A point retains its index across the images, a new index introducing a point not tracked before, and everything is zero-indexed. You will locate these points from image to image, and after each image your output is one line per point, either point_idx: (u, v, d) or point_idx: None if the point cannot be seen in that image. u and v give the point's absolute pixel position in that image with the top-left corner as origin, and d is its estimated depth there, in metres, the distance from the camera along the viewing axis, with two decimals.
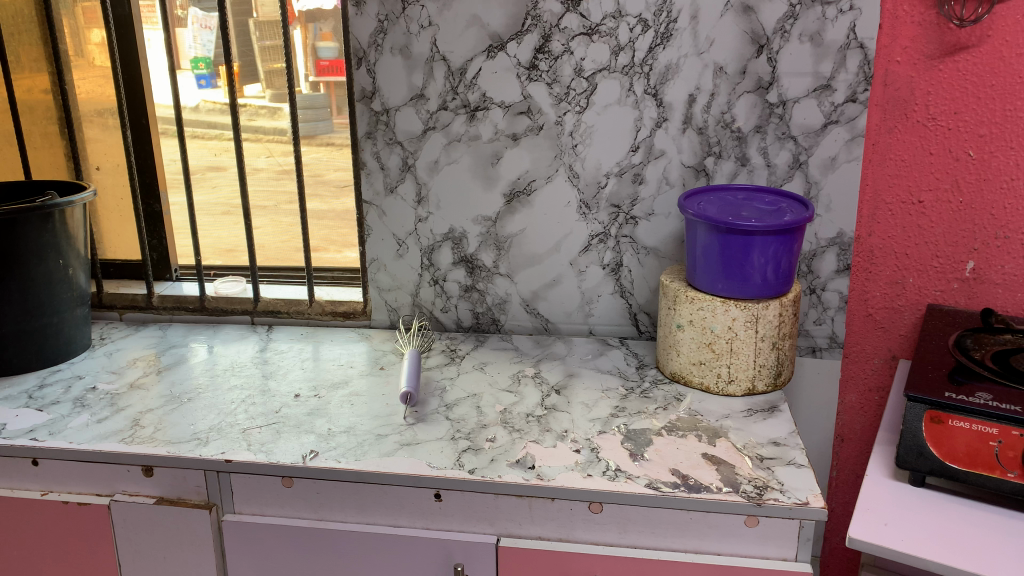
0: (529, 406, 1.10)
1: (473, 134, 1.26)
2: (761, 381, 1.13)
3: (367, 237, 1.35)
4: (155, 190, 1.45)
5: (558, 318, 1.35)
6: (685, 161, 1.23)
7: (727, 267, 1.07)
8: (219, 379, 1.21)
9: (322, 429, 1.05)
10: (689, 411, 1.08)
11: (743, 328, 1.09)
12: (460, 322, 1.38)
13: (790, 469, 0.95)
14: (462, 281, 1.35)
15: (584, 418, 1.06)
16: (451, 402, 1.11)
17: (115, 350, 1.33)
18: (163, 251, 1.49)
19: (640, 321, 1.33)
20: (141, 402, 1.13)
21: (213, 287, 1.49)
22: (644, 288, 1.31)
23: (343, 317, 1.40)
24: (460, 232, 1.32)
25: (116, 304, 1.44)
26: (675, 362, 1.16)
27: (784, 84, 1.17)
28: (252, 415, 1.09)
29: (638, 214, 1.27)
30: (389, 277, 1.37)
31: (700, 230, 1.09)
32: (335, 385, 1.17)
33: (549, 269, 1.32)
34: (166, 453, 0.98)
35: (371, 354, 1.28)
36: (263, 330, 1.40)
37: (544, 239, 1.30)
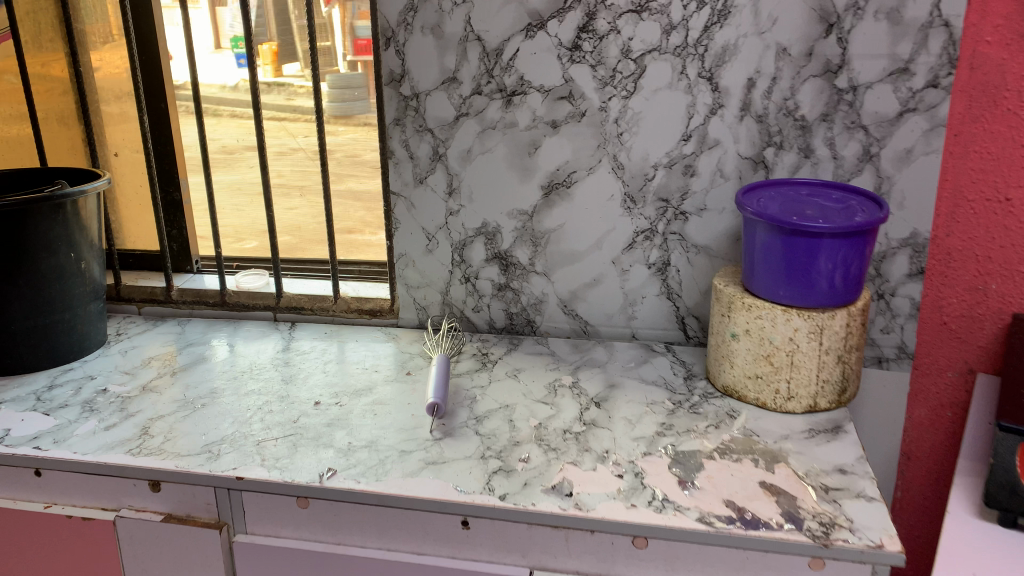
0: (566, 421, 1.00)
1: (510, 121, 1.16)
2: (824, 398, 1.02)
3: (395, 230, 1.26)
4: (174, 177, 1.37)
5: (598, 321, 1.25)
6: (743, 152, 1.12)
7: (790, 271, 0.97)
8: (236, 382, 1.13)
9: (342, 443, 0.96)
10: (744, 430, 0.98)
11: (806, 340, 0.98)
12: (493, 323, 1.29)
13: (860, 503, 0.85)
14: (496, 279, 1.26)
15: (627, 437, 0.97)
16: (482, 414, 1.02)
17: (131, 347, 1.27)
18: (183, 241, 1.42)
19: (688, 326, 1.23)
20: (153, 407, 1.06)
21: (235, 280, 1.41)
22: (694, 290, 1.20)
23: (369, 314, 1.31)
24: (494, 227, 1.23)
25: (135, 297, 1.38)
26: (728, 374, 1.06)
27: (855, 67, 1.05)
28: (268, 425, 1.01)
29: (688, 209, 1.17)
30: (418, 273, 1.28)
31: (759, 230, 0.99)
32: (358, 391, 1.09)
33: (590, 268, 1.22)
34: (174, 467, 0.91)
35: (397, 357, 1.20)
36: (286, 328, 1.32)
37: (585, 235, 1.20)
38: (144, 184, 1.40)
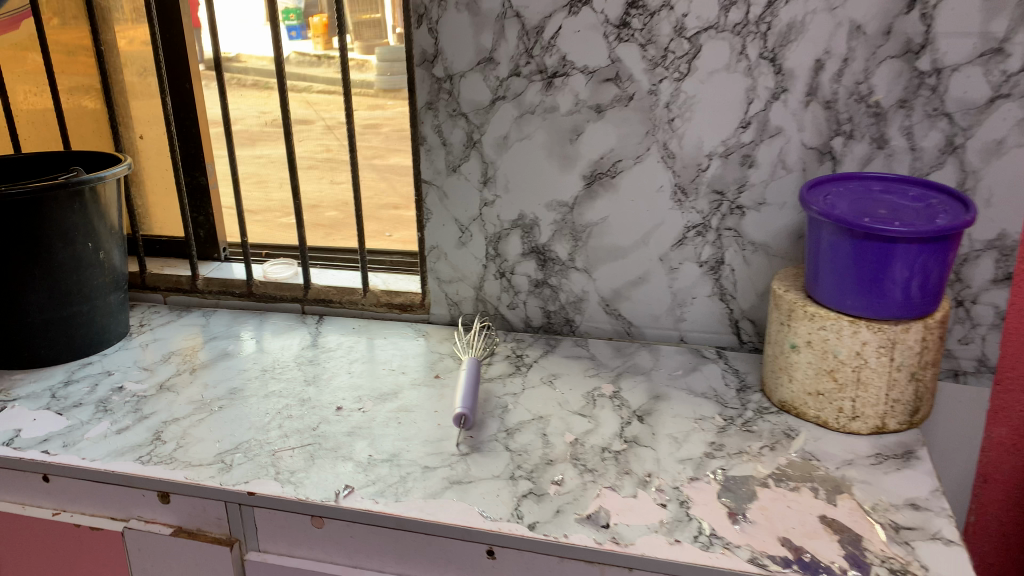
0: (605, 439, 0.92)
1: (550, 105, 1.07)
2: (893, 419, 0.92)
3: (427, 222, 1.18)
4: (199, 162, 1.32)
5: (643, 322, 1.16)
6: (807, 141, 1.02)
7: (860, 278, 0.86)
8: (257, 381, 1.07)
9: (362, 455, 0.90)
10: (802, 454, 0.89)
11: (875, 355, 0.88)
12: (530, 322, 1.20)
13: (936, 547, 0.75)
14: (533, 275, 1.17)
15: (671, 458, 0.89)
16: (513, 427, 0.94)
17: (153, 340, 1.22)
18: (211, 228, 1.37)
19: (742, 331, 1.13)
20: (169, 409, 1.01)
21: (263, 269, 1.35)
22: (749, 291, 1.10)
23: (400, 310, 1.24)
24: (531, 219, 1.14)
25: (160, 286, 1.33)
26: (786, 388, 0.96)
27: (940, 47, 0.93)
28: (285, 432, 0.95)
29: (746, 202, 1.06)
30: (451, 267, 1.20)
31: (825, 231, 0.88)
32: (384, 395, 1.02)
33: (635, 266, 1.13)
34: (184, 479, 0.86)
35: (427, 357, 1.12)
36: (314, 322, 1.26)
37: (630, 229, 1.11)
38: (169, 170, 1.34)
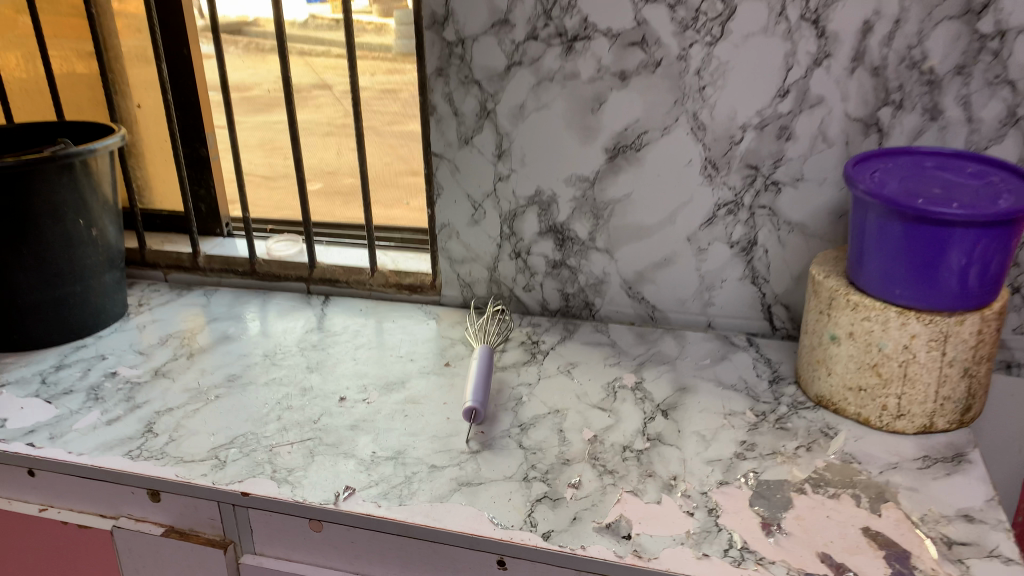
0: (627, 437, 0.85)
1: (570, 72, 0.99)
2: (942, 418, 0.84)
3: (438, 197, 1.11)
4: (200, 133, 1.24)
5: (668, 306, 1.09)
6: (852, 112, 0.93)
7: (910, 266, 0.78)
8: (256, 367, 1.01)
9: (365, 452, 0.84)
10: (842, 455, 0.82)
11: (925, 349, 0.80)
12: (547, 305, 1.13)
13: (994, 566, 0.68)
14: (551, 256, 1.10)
15: (698, 459, 0.82)
16: (528, 422, 0.88)
17: (151, 321, 1.16)
18: (212, 203, 1.30)
19: (775, 316, 1.05)
20: (163, 398, 0.95)
21: (266, 245, 1.28)
22: (783, 274, 1.03)
23: (409, 291, 1.18)
24: (549, 195, 1.06)
25: (160, 263, 1.27)
26: (824, 382, 0.89)
27: (1004, 7, 0.84)
28: (284, 424, 0.89)
29: (782, 178, 0.98)
30: (463, 245, 1.13)
31: (872, 213, 0.80)
32: (391, 384, 0.96)
33: (659, 246, 1.05)
34: (175, 477, 0.80)
35: (437, 343, 1.06)
36: (319, 304, 1.19)
37: (656, 207, 1.03)
38: (167, 141, 1.27)
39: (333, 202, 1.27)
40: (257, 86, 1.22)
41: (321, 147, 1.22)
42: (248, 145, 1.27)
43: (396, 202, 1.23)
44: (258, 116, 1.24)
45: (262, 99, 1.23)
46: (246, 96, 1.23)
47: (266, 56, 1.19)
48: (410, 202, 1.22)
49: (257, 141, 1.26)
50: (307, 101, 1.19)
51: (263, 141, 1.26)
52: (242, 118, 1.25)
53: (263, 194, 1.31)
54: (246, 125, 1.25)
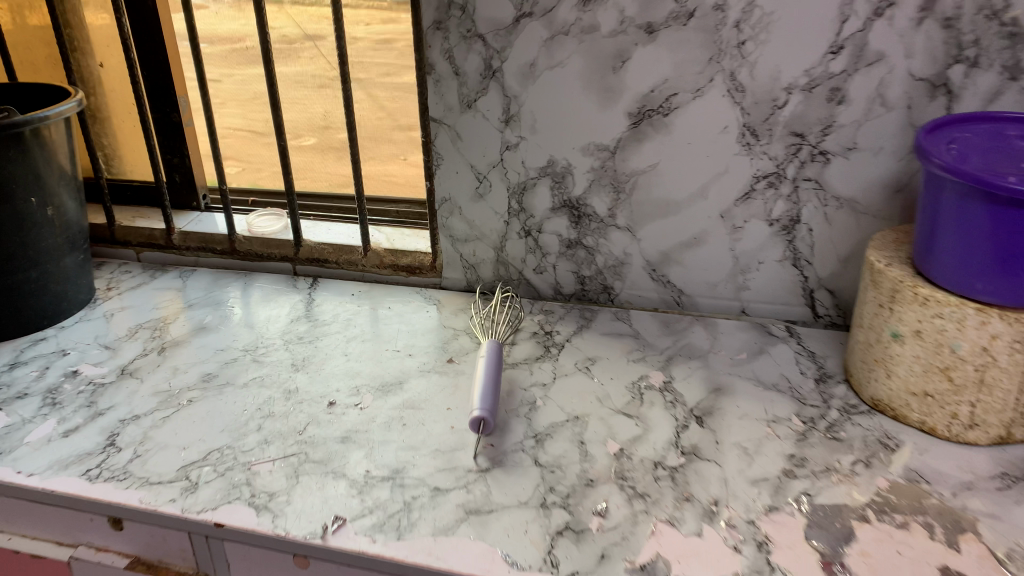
0: (658, 450, 0.74)
1: (589, 25, 0.85)
2: (1020, 428, 0.73)
3: (437, 168, 0.98)
4: (170, 95, 1.10)
5: (696, 291, 0.97)
6: (916, 70, 0.80)
7: (995, 255, 0.66)
8: (235, 365, 0.90)
9: (358, 471, 0.73)
10: (907, 473, 0.71)
11: (1007, 352, 0.69)
12: (561, 289, 1.02)
13: None
14: (565, 234, 0.98)
15: (742, 479, 0.71)
16: (544, 432, 0.77)
17: (120, 308, 1.04)
18: (187, 172, 1.17)
19: (818, 303, 0.94)
20: (129, 403, 0.84)
21: (247, 221, 1.15)
22: (829, 255, 0.91)
23: (406, 272, 1.06)
24: (564, 166, 0.94)
25: (131, 240, 1.15)
26: (882, 385, 0.78)
27: None
28: (265, 436, 0.78)
29: (831, 147, 0.86)
30: (466, 223, 1.01)
31: (948, 191, 0.68)
32: (388, 385, 0.85)
33: (688, 224, 0.94)
34: (138, 504, 0.70)
35: (438, 335, 0.94)
36: (307, 287, 1.08)
37: (684, 180, 0.91)
38: (134, 105, 1.13)
39: (322, 159, 1.14)
40: (248, 37, 1.07)
41: (318, 99, 1.08)
42: (238, 99, 1.13)
43: (393, 156, 1.10)
44: (252, 69, 1.09)
45: (253, 52, 1.08)
46: (238, 48, 1.08)
47: (247, 6, 1.03)
48: (409, 158, 1.09)
49: (250, 94, 1.12)
50: (298, 53, 1.04)
51: (255, 94, 1.12)
52: (230, 71, 1.11)
53: (251, 150, 1.18)
54: (234, 77, 1.11)
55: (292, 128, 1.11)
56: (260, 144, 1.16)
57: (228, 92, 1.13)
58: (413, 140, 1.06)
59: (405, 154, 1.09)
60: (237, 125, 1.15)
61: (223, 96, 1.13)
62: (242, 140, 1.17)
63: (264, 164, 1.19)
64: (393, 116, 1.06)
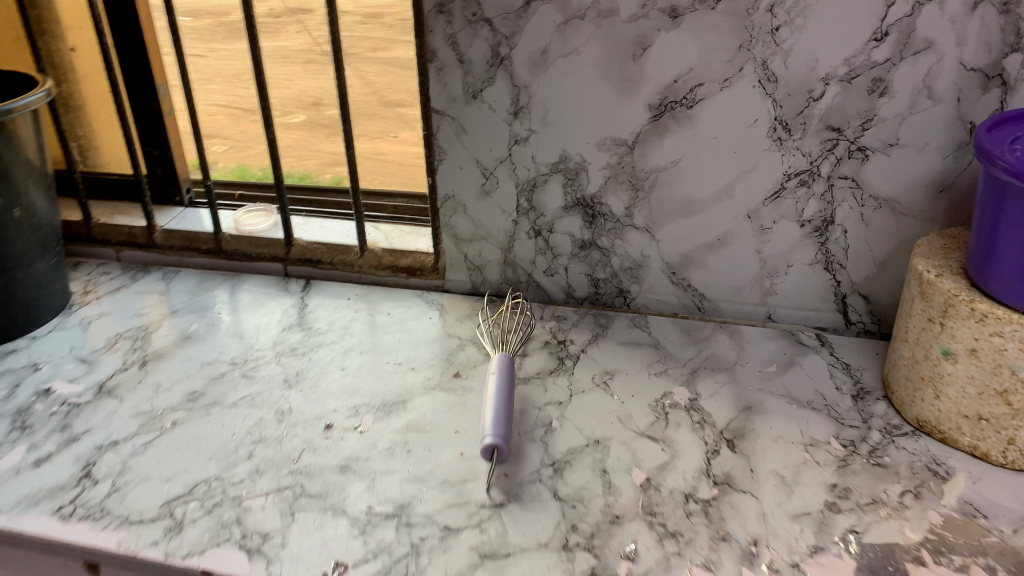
0: (688, 481, 0.68)
1: (607, 8, 0.77)
2: None
3: (440, 164, 0.91)
4: (149, 83, 1.02)
5: (719, 295, 0.90)
6: (968, 60, 0.73)
7: None
8: (224, 381, 0.83)
9: (360, 507, 0.66)
10: (961, 507, 0.65)
11: None
12: (573, 292, 0.95)
13: None
14: (578, 235, 0.91)
15: (781, 514, 0.65)
16: (563, 460, 0.70)
17: (99, 315, 0.97)
18: (169, 165, 1.08)
19: (851, 309, 0.87)
20: (106, 426, 0.77)
21: (234, 216, 1.08)
22: (865, 258, 0.84)
23: (407, 274, 0.99)
24: (578, 161, 0.87)
25: (109, 239, 1.07)
26: (929, 405, 0.71)
27: None
28: (256, 464, 0.71)
29: (870, 143, 0.79)
30: (471, 222, 0.94)
31: (1011, 197, 0.61)
32: (389, 404, 0.78)
33: (712, 224, 0.87)
34: (117, 548, 0.63)
35: (442, 345, 0.87)
36: (299, 290, 1.00)
37: (709, 177, 0.84)
38: (109, 93, 1.04)
39: (310, 137, 1.05)
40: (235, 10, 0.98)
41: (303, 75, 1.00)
42: (224, 75, 1.05)
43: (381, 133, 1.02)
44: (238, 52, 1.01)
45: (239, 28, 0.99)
46: (224, 22, 1.00)
47: None
48: (398, 134, 1.01)
49: (237, 69, 1.04)
50: (283, 28, 0.95)
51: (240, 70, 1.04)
52: (215, 45, 1.02)
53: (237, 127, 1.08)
54: (219, 52, 1.03)
55: (281, 105, 1.03)
56: (249, 121, 1.07)
57: (212, 66, 1.04)
58: (403, 117, 0.99)
59: (395, 130, 1.01)
60: (224, 101, 1.07)
61: (207, 71, 1.04)
62: (232, 118, 1.08)
63: (256, 142, 1.09)
64: (382, 90, 0.98)
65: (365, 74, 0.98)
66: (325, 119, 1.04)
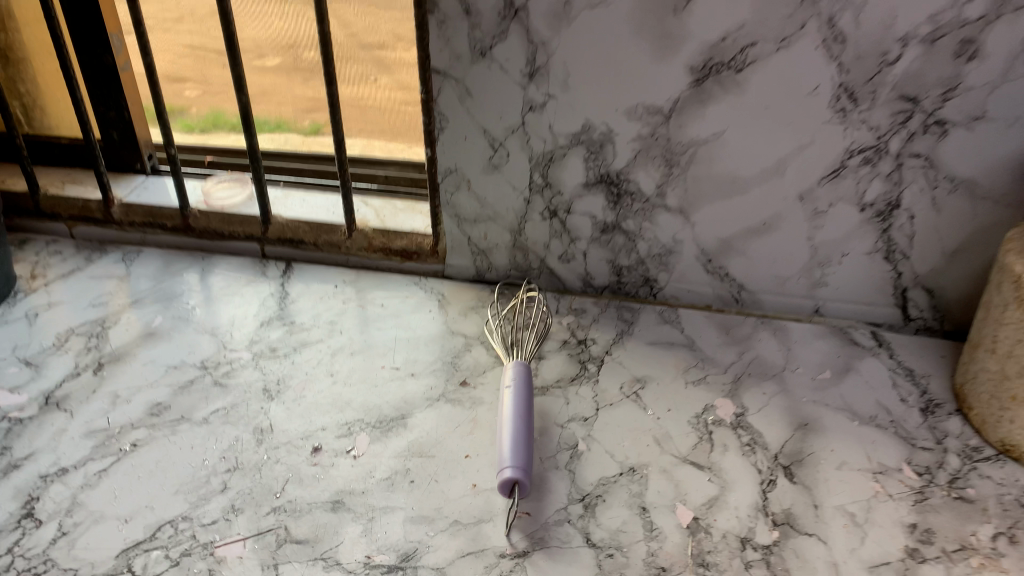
0: (742, 521, 0.58)
1: None
2: None
3: (441, 134, 0.78)
4: (99, 34, 0.86)
5: (761, 286, 0.79)
6: None
7: None
8: (193, 392, 0.71)
9: (357, 557, 0.56)
10: None
11: None
12: (591, 280, 0.84)
13: None
14: (600, 216, 0.79)
15: (856, 565, 0.55)
16: (594, 494, 0.60)
17: (49, 305, 0.84)
18: (127, 128, 0.94)
19: (911, 303, 0.77)
20: (53, 449, 0.65)
21: (204, 187, 0.95)
22: (932, 248, 0.73)
23: (403, 257, 0.87)
24: (603, 132, 0.74)
25: (60, 214, 0.94)
26: (1019, 429, 0.61)
27: None
28: (232, 499, 0.60)
29: (951, 116, 0.67)
30: (476, 200, 0.81)
31: None
32: (387, 420, 0.67)
33: (757, 206, 0.75)
34: None
35: (446, 345, 0.76)
36: (279, 276, 0.88)
37: (757, 153, 0.73)
38: (52, 45, 0.89)
39: (287, 84, 0.85)
40: None
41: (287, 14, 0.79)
42: (196, 14, 0.83)
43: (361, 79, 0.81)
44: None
45: None
46: None
47: None
48: (377, 80, 0.81)
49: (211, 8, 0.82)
50: None
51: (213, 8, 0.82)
52: None
53: (210, 74, 0.88)
54: None
55: (253, 46, 0.82)
56: (218, 64, 0.86)
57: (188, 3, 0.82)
58: (381, 62, 0.79)
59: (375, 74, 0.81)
60: (194, 41, 0.85)
61: (178, 9, 0.83)
62: (201, 61, 0.87)
63: (226, 89, 0.89)
64: (361, 33, 0.78)
65: (344, 13, 0.77)
66: (307, 64, 0.83)
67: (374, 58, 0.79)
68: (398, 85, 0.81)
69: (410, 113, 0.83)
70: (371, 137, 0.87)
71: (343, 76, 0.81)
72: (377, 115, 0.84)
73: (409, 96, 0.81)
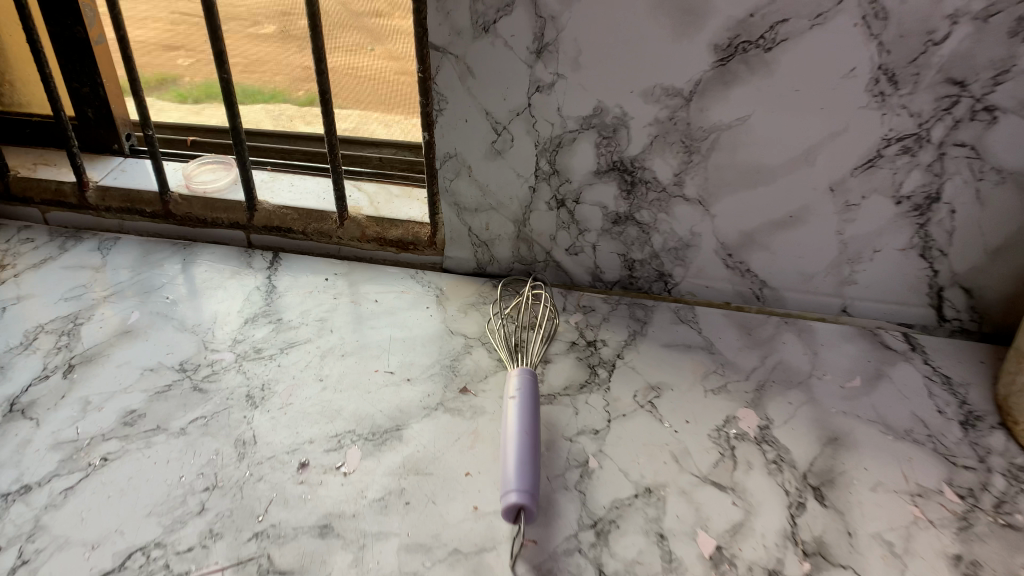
0: (770, 551, 0.53)
1: None
2: None
3: (439, 116, 0.72)
4: (69, 4, 0.79)
5: (785, 283, 0.74)
6: None
7: None
8: (170, 399, 0.65)
9: None
10: None
11: None
12: (601, 275, 0.78)
13: None
14: (612, 206, 0.73)
15: None
16: (607, 520, 0.55)
17: (18, 298, 0.78)
18: (103, 107, 0.88)
19: (946, 304, 0.71)
20: (15, 464, 0.59)
21: (185, 170, 0.88)
22: (973, 245, 0.67)
23: (399, 248, 0.81)
24: (617, 115, 0.68)
25: (31, 198, 0.87)
26: None
27: None
28: (210, 523, 0.55)
29: (1002, 102, 0.60)
30: (477, 187, 0.75)
31: None
32: (381, 432, 0.62)
33: (782, 197, 0.69)
34: None
35: (444, 347, 0.70)
36: (265, 267, 0.82)
37: (785, 140, 0.66)
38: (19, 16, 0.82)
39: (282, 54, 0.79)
40: None
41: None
42: None
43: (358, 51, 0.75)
44: None
45: None
46: None
47: None
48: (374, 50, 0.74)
49: None
50: None
51: None
52: None
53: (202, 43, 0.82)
54: None
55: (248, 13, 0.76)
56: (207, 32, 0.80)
57: None
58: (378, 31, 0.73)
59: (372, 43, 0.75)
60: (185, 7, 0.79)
61: None
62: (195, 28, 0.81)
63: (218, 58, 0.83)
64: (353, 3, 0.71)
65: None
66: (300, 30, 0.76)
67: (368, 26, 0.73)
68: (392, 55, 0.74)
69: (406, 84, 0.76)
70: (368, 110, 0.82)
71: (336, 45, 0.75)
72: (374, 86, 0.78)
73: (403, 67, 0.74)
